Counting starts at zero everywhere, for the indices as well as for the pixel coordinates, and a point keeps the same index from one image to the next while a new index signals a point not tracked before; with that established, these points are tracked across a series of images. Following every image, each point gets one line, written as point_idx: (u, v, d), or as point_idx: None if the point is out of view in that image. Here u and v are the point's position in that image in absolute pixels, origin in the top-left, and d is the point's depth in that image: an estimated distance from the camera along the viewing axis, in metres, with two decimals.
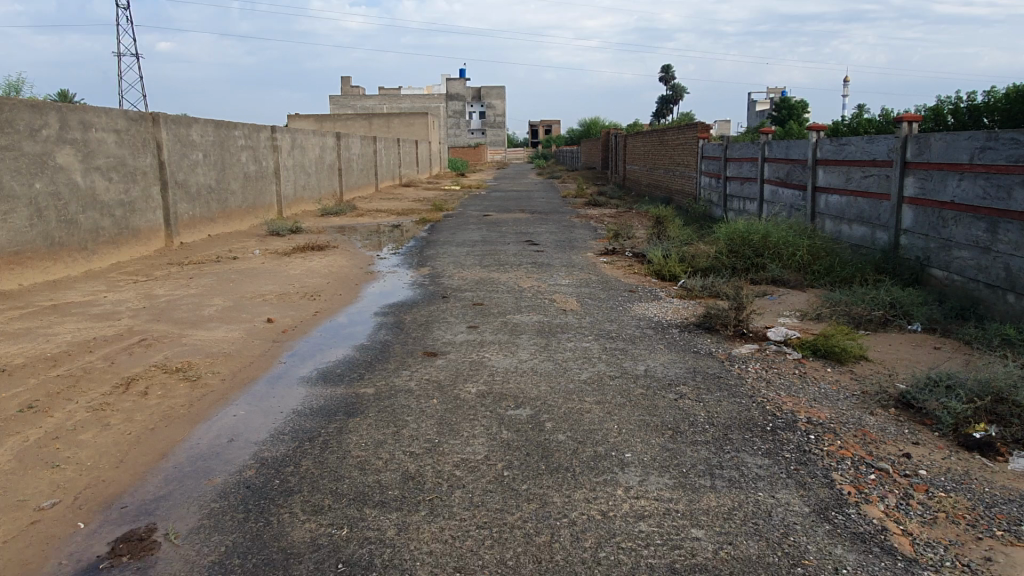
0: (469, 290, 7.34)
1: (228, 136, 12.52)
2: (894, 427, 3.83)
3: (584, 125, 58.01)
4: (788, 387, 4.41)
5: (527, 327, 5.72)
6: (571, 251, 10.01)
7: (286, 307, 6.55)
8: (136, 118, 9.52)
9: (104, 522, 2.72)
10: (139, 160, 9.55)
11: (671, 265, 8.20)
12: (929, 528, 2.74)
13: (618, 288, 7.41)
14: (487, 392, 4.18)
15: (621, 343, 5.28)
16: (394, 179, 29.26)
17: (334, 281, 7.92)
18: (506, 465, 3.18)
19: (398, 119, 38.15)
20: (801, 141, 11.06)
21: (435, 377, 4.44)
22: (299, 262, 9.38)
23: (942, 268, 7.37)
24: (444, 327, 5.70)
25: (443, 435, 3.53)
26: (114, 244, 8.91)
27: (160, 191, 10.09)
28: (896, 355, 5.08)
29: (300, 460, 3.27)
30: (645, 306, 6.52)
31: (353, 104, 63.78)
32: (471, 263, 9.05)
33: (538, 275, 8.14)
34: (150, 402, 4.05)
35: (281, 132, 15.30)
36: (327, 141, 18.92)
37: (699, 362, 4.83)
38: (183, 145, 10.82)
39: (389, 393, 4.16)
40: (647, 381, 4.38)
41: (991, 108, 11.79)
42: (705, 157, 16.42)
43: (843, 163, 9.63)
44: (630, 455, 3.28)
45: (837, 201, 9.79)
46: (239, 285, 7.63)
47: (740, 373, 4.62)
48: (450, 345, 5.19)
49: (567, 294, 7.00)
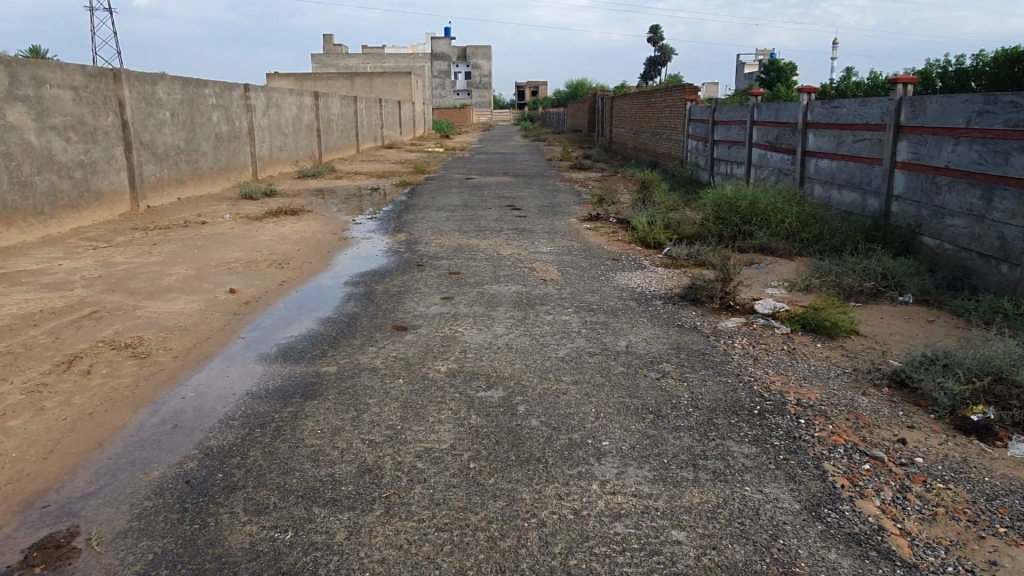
0: (445, 258, 7.02)
1: (197, 94, 11.98)
2: (887, 409, 3.61)
3: (571, 87, 57.12)
4: (776, 365, 4.17)
5: (505, 298, 5.43)
6: (553, 217, 9.70)
7: (251, 276, 6.22)
8: (95, 75, 9.02)
9: (21, 526, 2.45)
10: (100, 120, 9.07)
11: (656, 232, 7.91)
12: (928, 526, 2.51)
13: (601, 256, 7.13)
14: (457, 370, 3.92)
15: (601, 316, 5.01)
16: (375, 140, 28.59)
17: (306, 248, 7.57)
18: (473, 456, 2.92)
19: (380, 78, 37.22)
20: (791, 104, 10.74)
21: (403, 354, 4.16)
22: (270, 227, 9.01)
23: (934, 236, 7.15)
24: (417, 299, 5.40)
25: (406, 421, 3.27)
26: (74, 208, 8.49)
27: (124, 152, 9.63)
28: (888, 330, 4.86)
29: (248, 449, 2.99)
30: (629, 275, 6.25)
31: (335, 63, 62.30)
32: (449, 229, 8.72)
33: (519, 242, 7.83)
34: (93, 382, 3.75)
35: (255, 91, 14.74)
36: (305, 101, 18.31)
37: (682, 337, 4.58)
38: (148, 104, 10.31)
39: (352, 372, 3.89)
40: (628, 358, 4.13)
41: (980, 72, 11.49)
42: (693, 120, 16.03)
43: (834, 128, 9.35)
44: (607, 444, 3.03)
45: (827, 166, 9.54)
46: (205, 252, 7.26)
47: (726, 350, 4.37)
48: (422, 318, 4.91)
49: (547, 263, 6.71)
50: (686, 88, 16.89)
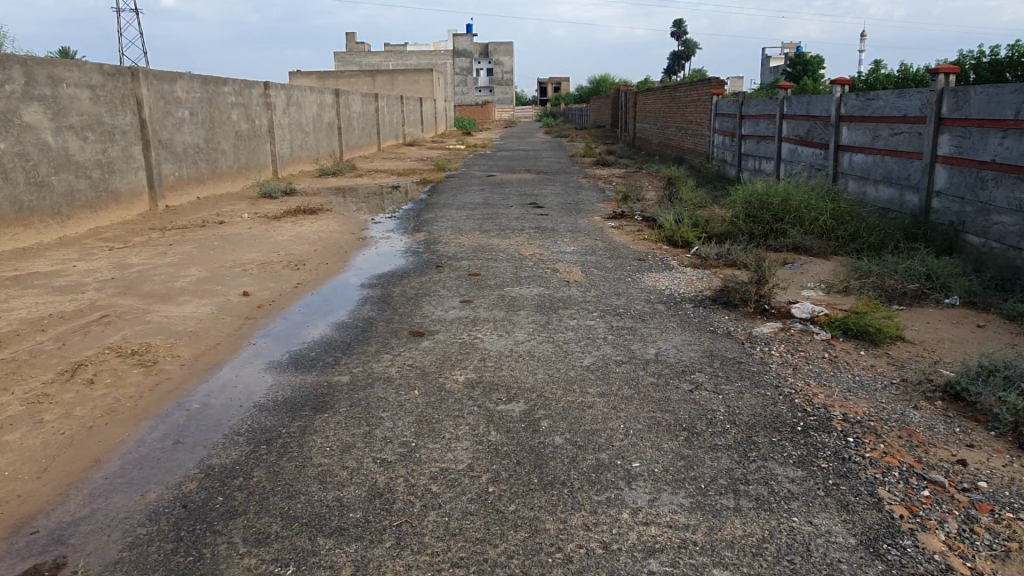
0: (465, 258, 6.80)
1: (216, 92, 11.88)
2: (943, 425, 3.32)
3: (594, 83, 56.65)
4: (818, 375, 3.89)
5: (527, 301, 5.19)
6: (576, 215, 9.44)
7: (266, 278, 6.04)
8: (112, 73, 8.92)
9: (5, 556, 2.27)
10: (118, 119, 8.98)
11: (684, 230, 7.62)
12: (1002, 565, 2.24)
13: (626, 255, 6.86)
14: (476, 381, 3.69)
15: (628, 320, 4.76)
16: (396, 137, 28.47)
17: (323, 249, 7.39)
18: (493, 478, 2.70)
19: (402, 75, 37.11)
20: (824, 96, 10.37)
21: (420, 363, 3.94)
22: (288, 227, 8.85)
23: (979, 234, 6.79)
24: (435, 302, 5.19)
25: (422, 437, 3.05)
26: (91, 208, 8.41)
27: (142, 152, 9.54)
28: (937, 335, 4.55)
29: (252, 469, 2.79)
30: (656, 277, 5.98)
31: (357, 60, 62.39)
32: (469, 228, 8.50)
33: (541, 242, 7.59)
34: (95, 393, 3.58)
35: (275, 89, 14.63)
36: (325, 98, 18.21)
37: (715, 345, 4.32)
38: (167, 102, 10.21)
39: (365, 382, 3.68)
40: (658, 367, 3.88)
41: (1016, 62, 11.54)
42: (719, 114, 15.66)
43: (869, 121, 8.98)
44: (638, 466, 2.79)
45: (862, 160, 9.17)
46: (220, 253, 7.11)
47: (763, 358, 4.10)
48: (440, 323, 4.69)
49: (571, 263, 6.46)
50: (712, 82, 16.32)
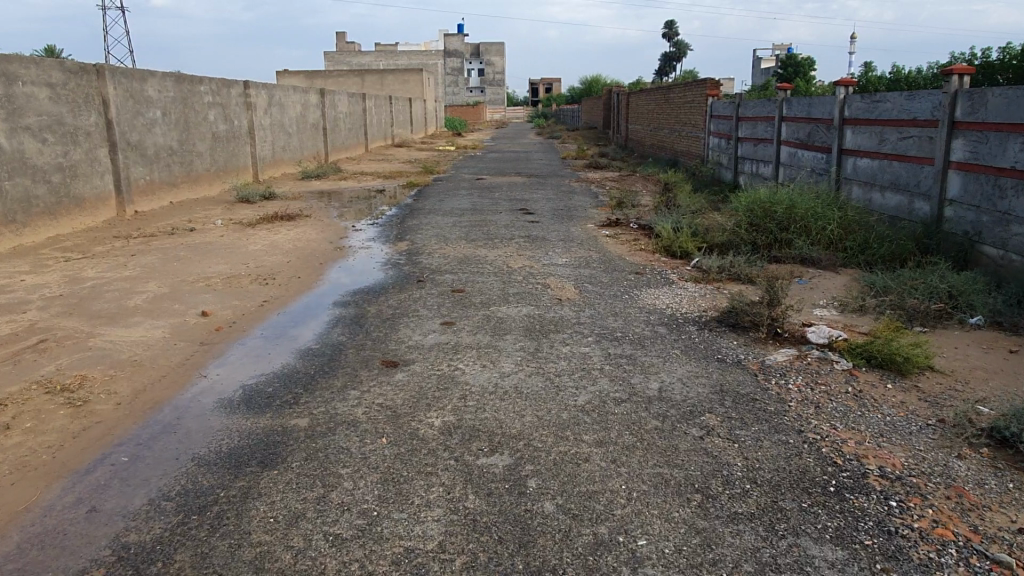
0: (449, 271, 6.31)
1: (191, 91, 11.34)
2: (994, 480, 2.85)
3: (586, 84, 56.20)
4: (844, 416, 3.42)
5: (515, 324, 4.71)
6: (569, 222, 8.96)
7: (230, 295, 5.53)
8: (75, 71, 8.38)
9: None
10: (81, 119, 8.44)
11: (683, 240, 7.15)
12: None
13: (622, 269, 6.39)
14: (454, 426, 3.19)
15: (627, 347, 4.28)
16: (385, 138, 27.89)
17: (296, 261, 6.88)
18: (469, 564, 2.21)
19: (391, 76, 36.50)
20: (826, 98, 9.93)
21: (391, 403, 3.45)
22: (262, 235, 8.33)
23: (997, 246, 6.36)
24: (413, 325, 4.69)
25: (386, 503, 2.56)
26: (50, 215, 7.87)
27: (109, 154, 8.99)
28: (968, 364, 4.11)
29: (175, 550, 2.29)
30: (655, 294, 5.51)
31: (346, 59, 61.73)
32: (455, 237, 8.01)
33: (531, 253, 7.10)
34: (10, 442, 3.06)
35: (255, 88, 14.09)
36: (309, 98, 17.66)
37: (725, 377, 3.84)
38: (136, 101, 9.68)
39: (326, 428, 3.18)
40: (662, 408, 3.39)
41: (1006, 65, 11.46)
42: (715, 116, 15.24)
43: (875, 124, 8.54)
44: (645, 544, 2.31)
45: (867, 166, 8.74)
46: (184, 265, 6.59)
47: (780, 394, 3.63)
48: (417, 350, 4.19)
49: (563, 278, 5.98)
50: (707, 83, 15.83)
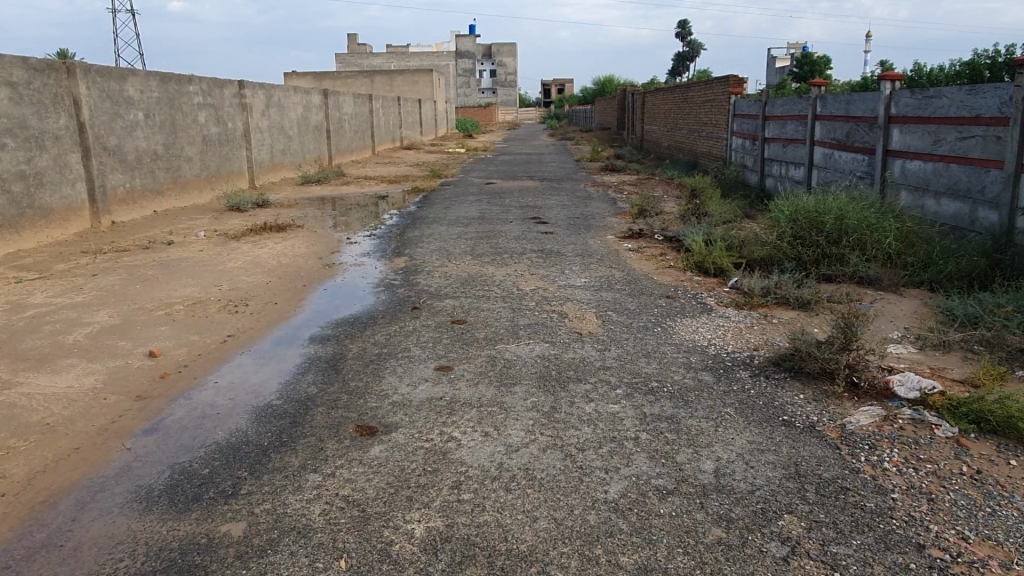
0: (450, 295, 5.45)
1: (178, 91, 10.56)
2: None
3: (599, 84, 55.26)
4: (971, 515, 2.51)
5: (526, 369, 3.84)
6: (587, 234, 8.08)
7: (191, 327, 4.70)
8: (41, 68, 7.60)
9: None
10: (48, 122, 7.67)
11: (718, 256, 6.26)
12: None
13: (650, 292, 5.51)
14: (440, 536, 2.34)
15: (666, 404, 3.40)
16: (393, 140, 27.14)
17: (278, 281, 6.05)
18: None
19: (401, 76, 35.75)
20: (867, 94, 8.99)
21: (360, 495, 2.59)
22: (247, 249, 7.51)
23: None
24: (401, 371, 3.83)
25: None
26: (10, 228, 7.09)
27: (82, 160, 8.22)
28: None
29: None
30: (693, 326, 4.63)
31: (357, 61, 61.25)
32: (459, 252, 7.14)
33: (544, 271, 6.24)
34: None
35: (252, 88, 13.32)
36: (311, 99, 16.89)
37: (800, 452, 2.95)
38: (114, 102, 8.91)
39: (266, 542, 2.32)
40: (723, 506, 2.51)
41: None
42: (738, 115, 14.31)
43: (927, 123, 7.60)
44: None
45: (918, 169, 7.79)
46: (149, 287, 5.77)
47: (877, 481, 2.73)
48: (402, 410, 3.34)
49: (582, 304, 5.11)
50: (730, 80, 14.96)
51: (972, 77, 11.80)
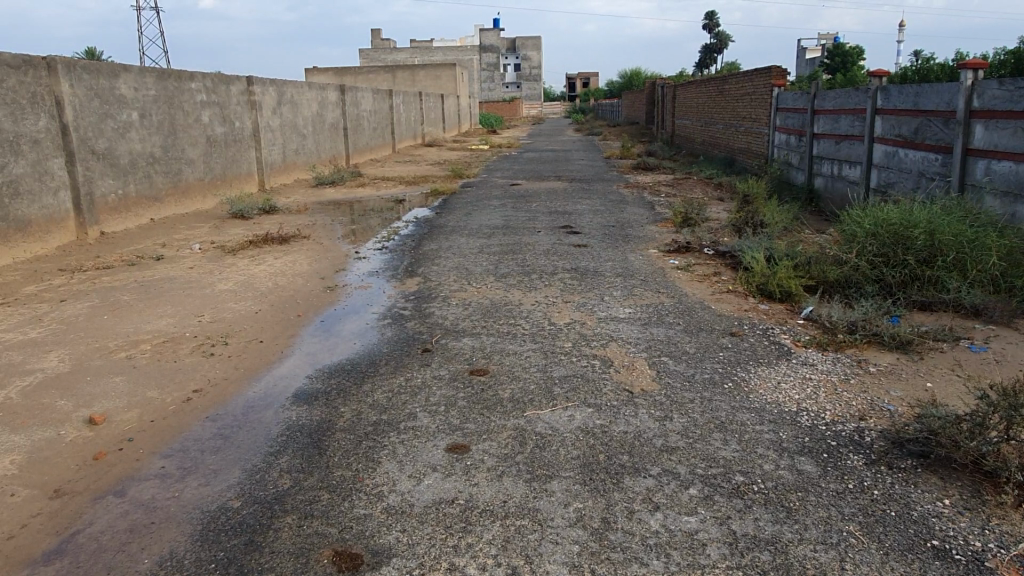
0: (468, 332, 4.55)
1: (178, 88, 9.78)
2: None
3: (625, 77, 53.98)
4: None
5: (564, 453, 2.91)
6: (625, 247, 7.12)
7: (152, 377, 3.84)
8: (17, 65, 6.83)
9: None
10: (25, 124, 6.89)
11: (787, 277, 5.27)
12: None
13: (712, 328, 4.55)
14: None
15: (764, 517, 2.46)
16: (414, 136, 26.33)
17: (269, 310, 5.16)
18: None
19: (423, 71, 34.95)
20: (940, 83, 7.63)
21: None
22: (244, 265, 6.69)
23: None
24: (402, 454, 2.93)
25: None
26: None
27: (65, 166, 7.45)
28: None
29: None
30: (774, 380, 3.67)
31: (379, 55, 60.61)
32: (480, 271, 6.23)
33: (580, 297, 5.32)
34: None
35: (261, 85, 12.53)
36: (326, 97, 16.06)
37: None
38: (104, 101, 8.14)
39: None
40: None
41: None
42: (783, 109, 13.14)
43: (1021, 118, 6.18)
44: None
45: (1008, 171, 6.37)
46: (118, 318, 4.94)
47: None
48: (397, 524, 2.43)
49: (629, 347, 4.17)
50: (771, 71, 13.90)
51: (1017, 66, 10.50)
